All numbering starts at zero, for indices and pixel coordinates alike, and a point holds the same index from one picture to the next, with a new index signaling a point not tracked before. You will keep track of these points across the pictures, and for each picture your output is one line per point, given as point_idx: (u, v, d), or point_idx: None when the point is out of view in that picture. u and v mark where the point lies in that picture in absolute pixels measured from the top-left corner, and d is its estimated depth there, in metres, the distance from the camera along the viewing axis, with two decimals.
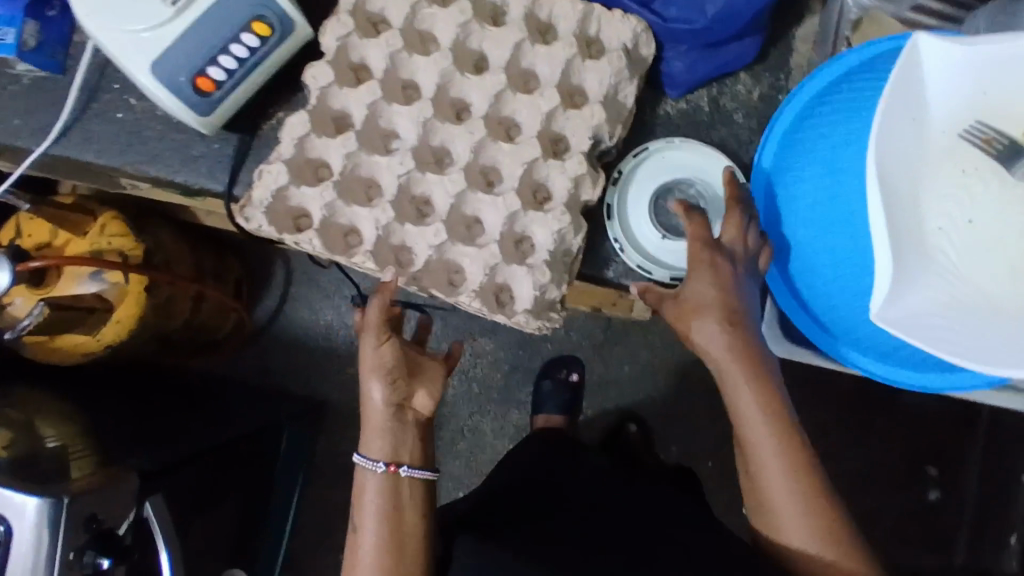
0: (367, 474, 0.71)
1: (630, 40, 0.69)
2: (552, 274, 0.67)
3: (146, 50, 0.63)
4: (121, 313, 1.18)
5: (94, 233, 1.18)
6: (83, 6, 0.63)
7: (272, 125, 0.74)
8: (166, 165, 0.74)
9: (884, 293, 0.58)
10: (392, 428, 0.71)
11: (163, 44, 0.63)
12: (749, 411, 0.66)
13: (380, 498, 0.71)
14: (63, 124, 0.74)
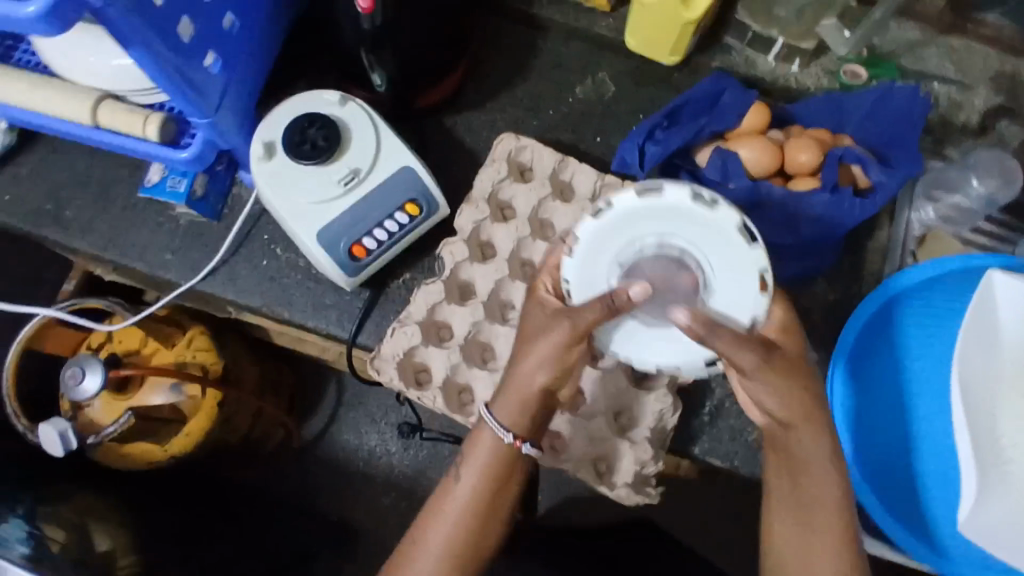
0: (487, 432, 0.63)
1: None
2: (652, 450, 0.71)
3: (318, 218, 0.73)
4: (192, 424, 1.23)
5: (182, 345, 1.24)
6: (264, 174, 0.73)
7: (399, 284, 0.82)
8: (299, 309, 0.82)
9: (967, 509, 0.64)
10: (538, 413, 0.63)
11: (334, 214, 0.74)
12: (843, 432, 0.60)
13: (483, 464, 0.64)
14: (215, 264, 0.82)
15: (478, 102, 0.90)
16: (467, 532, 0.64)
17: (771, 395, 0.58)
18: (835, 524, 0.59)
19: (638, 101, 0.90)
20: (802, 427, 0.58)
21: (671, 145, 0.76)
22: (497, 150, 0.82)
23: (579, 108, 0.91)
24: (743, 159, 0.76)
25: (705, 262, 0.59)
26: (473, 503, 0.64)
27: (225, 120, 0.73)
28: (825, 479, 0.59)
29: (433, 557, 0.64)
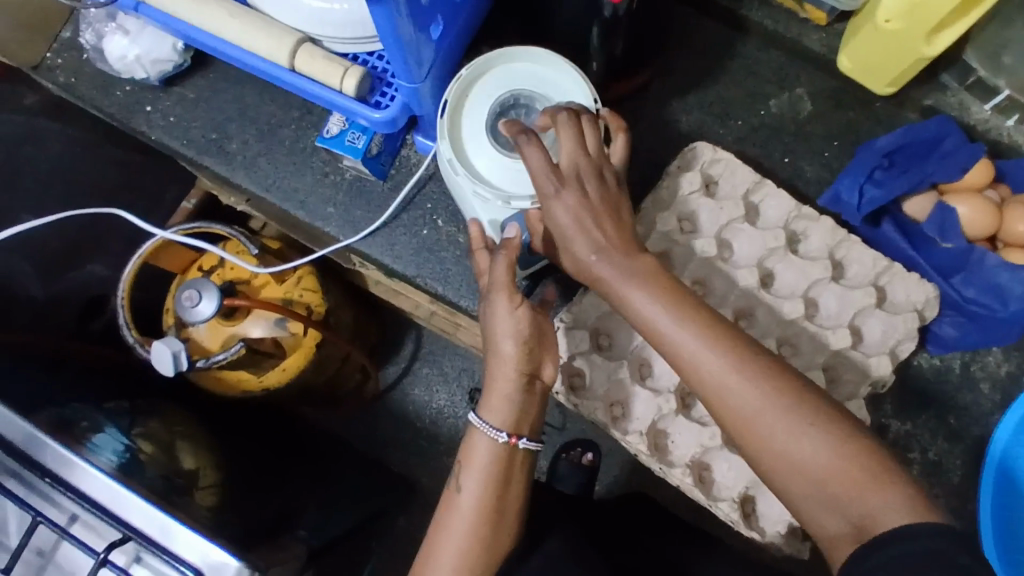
0: (481, 437, 0.62)
1: (922, 302, 0.73)
2: None
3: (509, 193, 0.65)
4: (290, 359, 1.22)
5: (291, 283, 1.23)
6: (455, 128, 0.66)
7: (558, 278, 0.80)
8: (453, 287, 0.80)
9: None
10: (520, 400, 0.61)
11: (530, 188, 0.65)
12: (696, 363, 0.55)
13: (488, 461, 0.61)
14: (378, 226, 0.79)
15: (664, 99, 0.85)
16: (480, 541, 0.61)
17: (671, 321, 0.55)
18: (794, 420, 0.52)
19: (832, 128, 0.85)
20: (691, 353, 0.55)
21: (892, 191, 0.74)
22: (691, 156, 0.77)
23: (768, 124, 0.86)
24: (959, 216, 0.72)
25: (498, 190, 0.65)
26: (480, 509, 0.61)
27: (428, 86, 0.69)
28: (750, 392, 0.53)
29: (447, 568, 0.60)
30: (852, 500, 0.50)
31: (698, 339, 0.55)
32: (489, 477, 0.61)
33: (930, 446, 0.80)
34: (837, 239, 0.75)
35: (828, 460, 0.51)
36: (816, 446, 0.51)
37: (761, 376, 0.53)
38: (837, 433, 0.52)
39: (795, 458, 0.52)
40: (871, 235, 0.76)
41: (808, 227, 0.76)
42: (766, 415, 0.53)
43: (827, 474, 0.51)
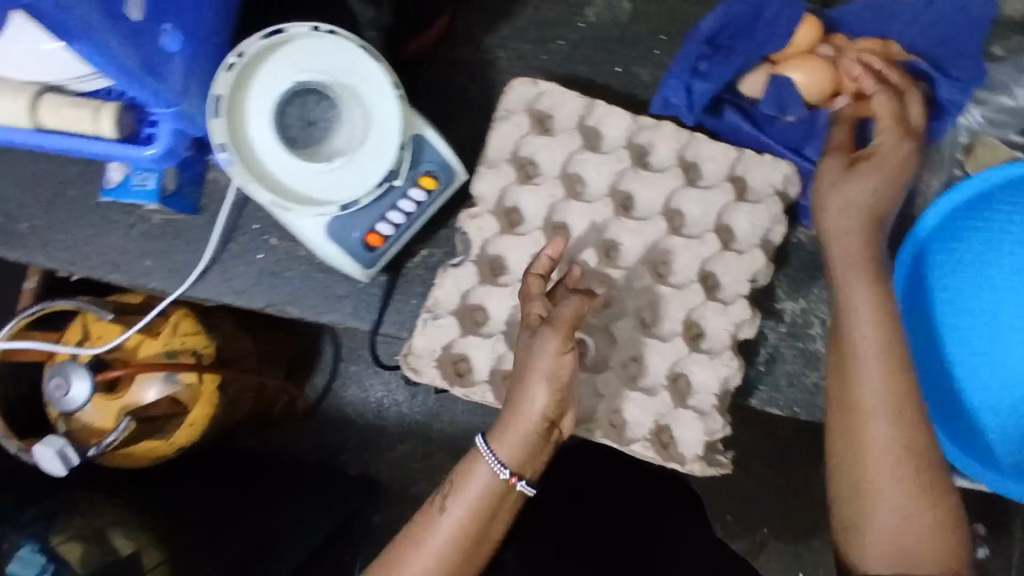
0: (501, 451, 0.56)
1: (780, 183, 0.70)
2: (722, 420, 0.69)
3: (313, 202, 0.60)
4: (195, 413, 1.02)
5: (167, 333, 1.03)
6: (234, 140, 0.57)
7: (416, 262, 0.74)
8: (308, 306, 0.73)
9: None
10: (534, 442, 0.57)
11: (334, 193, 0.60)
12: (874, 417, 0.57)
13: (480, 494, 0.56)
14: (204, 266, 0.72)
15: (475, 39, 0.78)
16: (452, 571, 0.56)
17: (867, 368, 0.58)
18: (886, 484, 0.56)
19: (657, 21, 0.79)
20: (912, 393, 0.57)
21: (722, 79, 0.71)
22: (512, 99, 0.72)
23: (590, 35, 0.79)
24: (796, 83, 0.68)
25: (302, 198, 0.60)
26: (457, 539, 0.56)
27: (192, 103, 0.61)
28: (891, 455, 0.56)
29: None
30: (924, 566, 0.55)
31: (877, 380, 0.57)
32: (475, 511, 0.56)
33: (829, 316, 0.78)
34: (683, 141, 0.71)
35: (908, 530, 0.55)
36: (894, 512, 0.55)
37: (896, 421, 0.57)
38: (930, 515, 0.56)
39: (877, 525, 0.56)
40: (714, 127, 0.73)
41: (653, 137, 0.72)
42: (887, 471, 0.56)
43: (914, 541, 0.55)
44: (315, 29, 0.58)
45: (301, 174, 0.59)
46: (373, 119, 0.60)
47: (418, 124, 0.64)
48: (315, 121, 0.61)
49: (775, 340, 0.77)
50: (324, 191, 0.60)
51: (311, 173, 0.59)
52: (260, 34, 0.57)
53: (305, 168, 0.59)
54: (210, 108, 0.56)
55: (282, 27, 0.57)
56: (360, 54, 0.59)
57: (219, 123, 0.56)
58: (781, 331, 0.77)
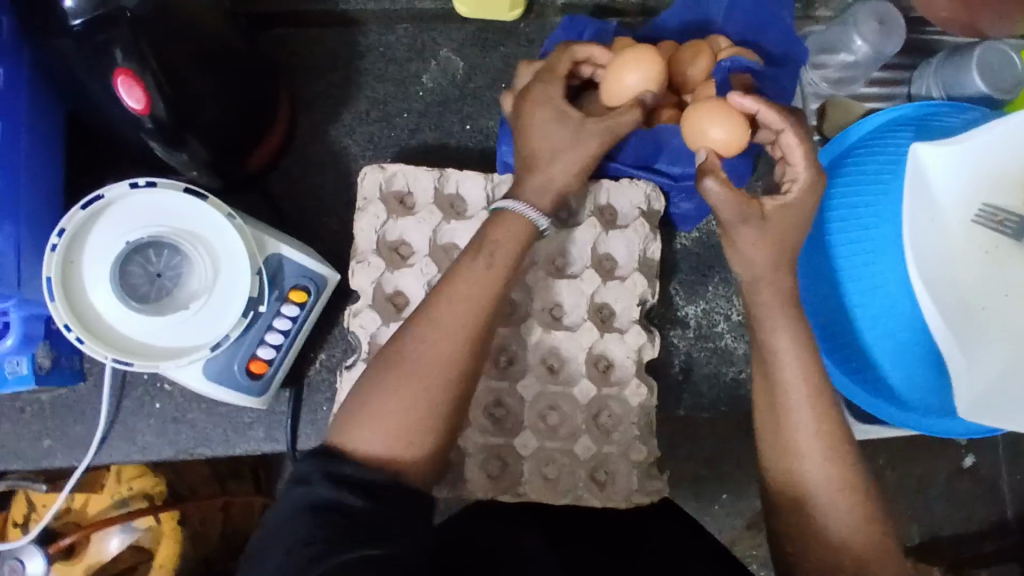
0: (521, 222, 0.57)
1: (643, 201, 0.72)
2: (648, 445, 0.69)
3: (181, 353, 0.59)
4: (160, 556, 0.90)
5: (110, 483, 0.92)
6: (82, 318, 0.57)
7: (316, 368, 0.73)
8: (219, 441, 0.72)
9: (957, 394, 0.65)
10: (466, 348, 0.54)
11: (201, 335, 0.60)
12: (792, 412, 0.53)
13: (508, 233, 0.56)
14: (103, 431, 0.70)
15: (320, 134, 0.78)
16: (451, 359, 0.53)
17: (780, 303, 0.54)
18: (811, 443, 0.53)
19: (491, 74, 0.80)
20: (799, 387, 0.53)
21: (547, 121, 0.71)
22: (365, 188, 0.70)
23: (432, 102, 0.80)
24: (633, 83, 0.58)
25: (171, 350, 0.59)
26: (422, 379, 0.52)
27: (33, 288, 0.60)
28: (804, 399, 0.53)
29: (379, 435, 0.51)
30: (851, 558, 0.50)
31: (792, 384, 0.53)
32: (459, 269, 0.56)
33: (730, 310, 0.78)
34: None
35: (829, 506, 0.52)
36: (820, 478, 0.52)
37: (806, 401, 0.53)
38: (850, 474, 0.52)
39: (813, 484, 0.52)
40: None
41: (512, 188, 0.72)
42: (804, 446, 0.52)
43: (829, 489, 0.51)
44: (132, 186, 0.57)
45: (164, 328, 0.59)
46: (220, 254, 0.60)
47: (271, 241, 0.63)
48: (161, 272, 0.59)
49: (686, 347, 0.78)
50: (191, 338, 0.59)
51: (173, 325, 0.59)
52: (78, 205, 0.56)
53: (165, 322, 0.58)
54: (45, 293, 0.55)
55: (99, 194, 0.56)
56: (188, 197, 0.59)
57: (58, 305, 0.55)
58: (689, 336, 0.78)
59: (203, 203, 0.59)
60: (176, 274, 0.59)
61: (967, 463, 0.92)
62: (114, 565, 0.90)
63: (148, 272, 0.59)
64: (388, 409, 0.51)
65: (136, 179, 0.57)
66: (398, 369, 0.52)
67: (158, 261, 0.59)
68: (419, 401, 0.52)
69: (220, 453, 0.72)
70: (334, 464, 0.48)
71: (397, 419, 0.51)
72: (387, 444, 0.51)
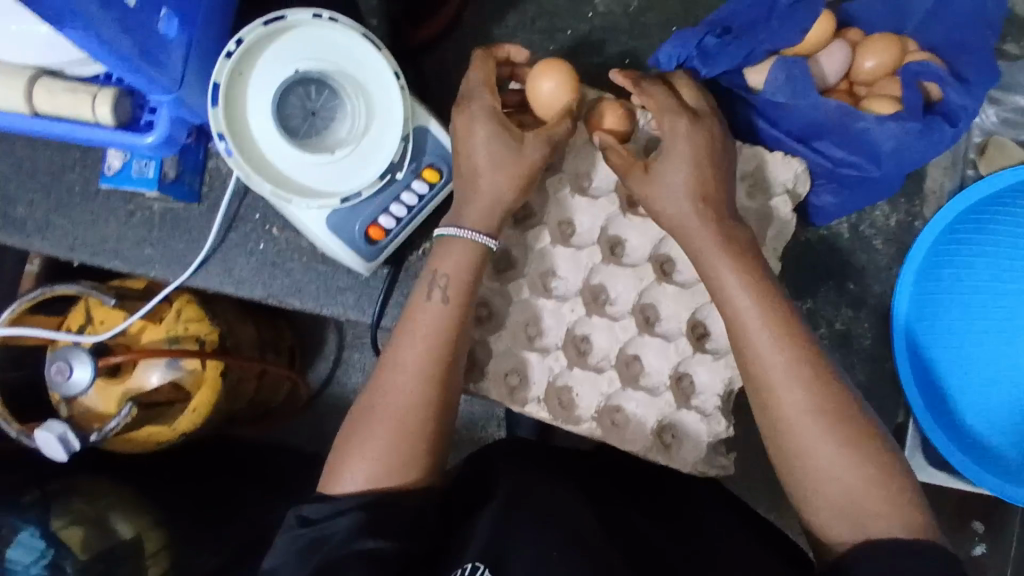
0: (461, 245, 0.59)
1: (791, 180, 0.69)
2: (726, 422, 0.68)
3: (315, 196, 0.59)
4: (198, 398, 0.92)
5: (168, 318, 0.92)
6: (234, 132, 0.57)
7: (418, 255, 0.73)
8: (309, 297, 0.72)
9: None
10: (454, 383, 0.58)
11: (336, 183, 0.59)
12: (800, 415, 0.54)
13: (450, 267, 0.59)
14: (205, 254, 0.71)
15: (482, 28, 0.76)
16: (430, 392, 0.57)
17: (770, 321, 0.55)
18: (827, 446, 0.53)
19: (666, 14, 0.78)
20: (796, 406, 0.54)
21: (723, 62, 0.68)
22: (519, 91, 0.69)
23: (600, 26, 0.77)
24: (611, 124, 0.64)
25: (306, 190, 0.59)
26: (420, 379, 0.57)
27: (190, 91, 0.60)
28: (815, 411, 0.53)
29: (378, 440, 0.55)
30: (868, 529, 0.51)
31: (797, 382, 0.54)
32: (453, 285, 0.59)
33: (836, 317, 0.78)
34: None
35: (864, 495, 0.52)
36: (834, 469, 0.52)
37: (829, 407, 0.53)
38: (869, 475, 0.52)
39: (823, 486, 0.52)
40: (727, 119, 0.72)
41: None
42: (813, 444, 0.53)
43: (845, 490, 0.52)
44: (317, 16, 0.57)
45: (305, 167, 0.58)
46: (376, 111, 0.59)
47: (423, 113, 0.63)
48: (317, 111, 0.59)
49: None
50: (327, 183, 0.59)
51: (314, 165, 0.59)
52: (261, 20, 0.56)
53: (309, 160, 0.58)
54: (208, 96, 0.55)
55: (283, 14, 0.56)
56: (363, 44, 0.58)
57: (218, 112, 0.55)
58: None
59: (374, 52, 0.58)
60: (328, 117, 0.59)
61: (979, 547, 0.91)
62: (154, 396, 0.91)
63: (302, 106, 0.59)
64: (375, 434, 0.56)
65: (321, 10, 0.56)
66: (396, 425, 0.55)
67: (314, 99, 0.59)
68: (414, 418, 0.56)
69: (307, 308, 0.73)
70: (309, 505, 0.53)
71: (404, 418, 0.56)
72: (391, 446, 0.55)
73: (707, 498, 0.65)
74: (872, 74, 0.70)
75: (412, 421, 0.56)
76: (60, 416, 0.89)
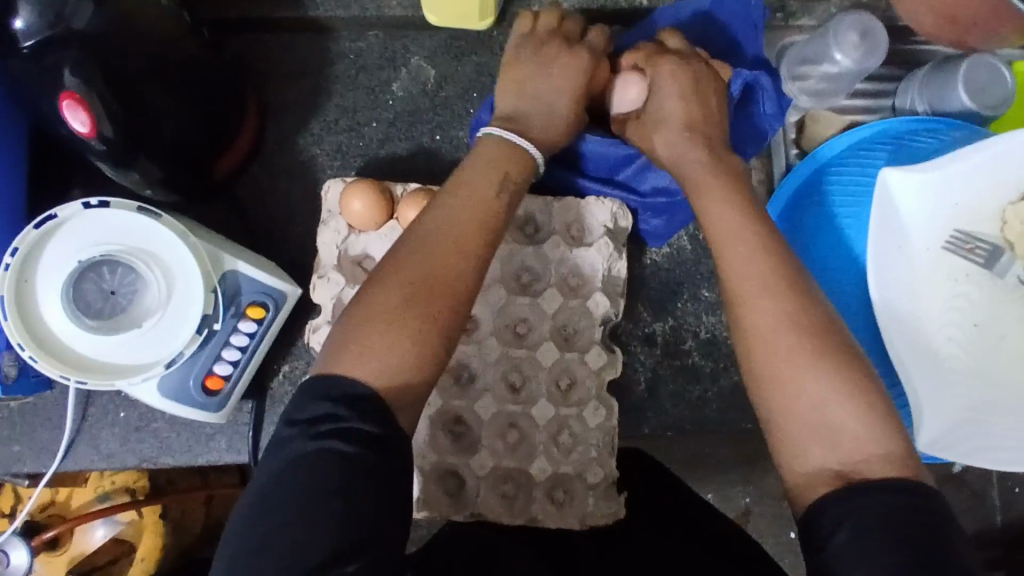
0: (485, 181, 0.54)
1: (609, 218, 0.71)
2: (604, 470, 0.68)
3: (135, 372, 0.59)
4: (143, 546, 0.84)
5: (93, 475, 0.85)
6: (36, 337, 0.57)
7: (279, 380, 0.73)
8: (182, 452, 0.72)
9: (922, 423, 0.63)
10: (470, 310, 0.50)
11: (155, 352, 0.60)
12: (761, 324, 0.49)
13: (481, 194, 0.54)
14: (68, 437, 0.71)
15: (289, 142, 0.77)
16: (444, 306, 0.49)
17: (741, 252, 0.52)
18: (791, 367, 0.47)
19: (463, 82, 0.79)
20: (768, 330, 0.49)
21: None
22: (330, 200, 0.70)
23: (403, 111, 0.78)
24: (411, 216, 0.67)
25: (129, 368, 0.59)
26: (443, 303, 0.49)
27: None
28: (779, 330, 0.48)
29: (399, 341, 0.47)
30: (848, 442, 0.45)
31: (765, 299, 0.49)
32: (488, 217, 0.53)
33: (700, 327, 0.77)
34: None
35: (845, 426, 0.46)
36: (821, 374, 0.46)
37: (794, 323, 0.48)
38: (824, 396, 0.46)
39: (801, 409, 0.47)
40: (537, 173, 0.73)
41: None
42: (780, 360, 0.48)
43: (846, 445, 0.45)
44: (85, 205, 0.58)
45: (121, 347, 0.59)
46: (174, 273, 0.60)
47: (227, 258, 0.63)
48: (115, 289, 0.59)
49: (652, 364, 0.77)
50: (146, 355, 0.60)
51: (131, 342, 0.59)
52: (31, 225, 0.57)
53: (122, 339, 0.59)
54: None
55: (52, 213, 0.57)
56: (141, 216, 0.59)
57: (11, 323, 0.56)
58: (656, 354, 0.77)
59: (156, 220, 0.59)
60: (129, 293, 0.59)
61: (957, 468, 0.84)
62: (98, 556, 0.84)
63: (100, 290, 0.59)
64: (395, 325, 0.47)
65: (86, 199, 0.57)
66: (415, 289, 0.48)
67: (111, 279, 0.59)
68: (432, 311, 0.48)
69: (183, 463, 0.72)
70: (338, 387, 0.44)
71: (422, 347, 0.47)
72: (405, 364, 0.46)
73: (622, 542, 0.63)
74: None
75: (421, 316, 0.48)
76: None
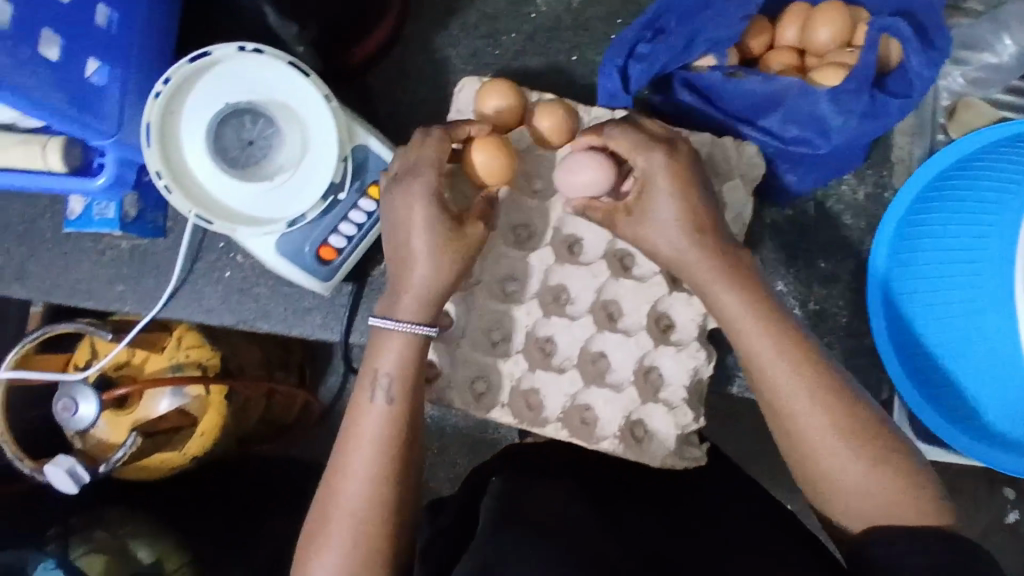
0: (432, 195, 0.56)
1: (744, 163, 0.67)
2: (692, 413, 0.68)
3: (259, 223, 0.60)
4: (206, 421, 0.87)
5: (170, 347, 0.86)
6: (174, 171, 0.58)
7: (380, 270, 0.74)
8: (278, 320, 0.74)
9: None
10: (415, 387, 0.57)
11: (280, 209, 0.61)
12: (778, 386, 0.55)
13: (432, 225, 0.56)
14: (173, 286, 0.73)
15: (425, 39, 0.77)
16: (392, 439, 0.55)
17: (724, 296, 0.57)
18: (809, 420, 0.54)
19: (608, 7, 0.77)
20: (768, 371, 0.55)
21: (661, 61, 0.66)
22: (461, 99, 0.68)
23: (544, 25, 0.77)
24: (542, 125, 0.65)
25: (253, 219, 0.60)
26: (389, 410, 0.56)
27: (132, 133, 0.61)
28: (784, 377, 0.55)
29: (342, 540, 0.53)
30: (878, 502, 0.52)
31: (770, 354, 0.55)
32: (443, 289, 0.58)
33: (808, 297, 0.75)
34: None
35: (870, 482, 0.53)
36: (817, 426, 0.53)
37: (804, 378, 0.54)
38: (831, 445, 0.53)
39: (839, 478, 0.53)
40: (674, 107, 0.70)
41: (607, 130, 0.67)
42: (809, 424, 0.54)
43: (859, 495, 0.53)
44: (241, 48, 0.58)
45: (250, 198, 0.60)
46: (311, 134, 0.60)
47: (361, 132, 0.63)
48: (254, 140, 0.60)
49: None
50: (272, 209, 0.60)
51: (261, 195, 0.60)
52: (186, 58, 0.57)
53: (252, 190, 0.60)
54: (142, 138, 0.57)
55: (207, 50, 0.57)
56: (290, 71, 0.59)
57: (154, 152, 0.57)
58: None
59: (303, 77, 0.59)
60: (264, 146, 0.60)
61: None
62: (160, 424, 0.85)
63: (239, 137, 0.60)
64: (359, 456, 0.55)
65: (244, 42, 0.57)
66: (386, 450, 0.55)
67: (250, 128, 0.60)
68: (377, 523, 0.54)
69: (277, 331, 0.74)
70: None
71: (382, 477, 0.54)
72: (361, 536, 0.53)
73: (698, 493, 0.65)
74: (825, 45, 0.68)
75: (376, 535, 0.54)
76: (75, 450, 0.84)
